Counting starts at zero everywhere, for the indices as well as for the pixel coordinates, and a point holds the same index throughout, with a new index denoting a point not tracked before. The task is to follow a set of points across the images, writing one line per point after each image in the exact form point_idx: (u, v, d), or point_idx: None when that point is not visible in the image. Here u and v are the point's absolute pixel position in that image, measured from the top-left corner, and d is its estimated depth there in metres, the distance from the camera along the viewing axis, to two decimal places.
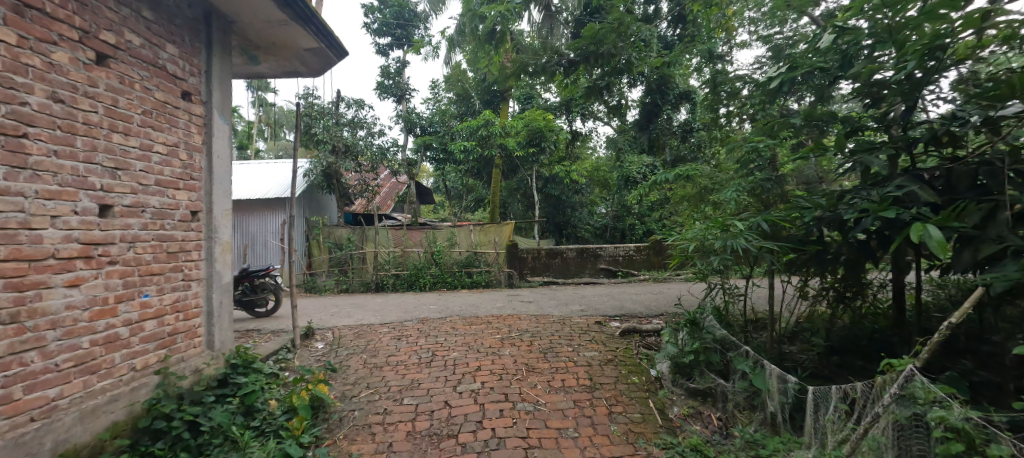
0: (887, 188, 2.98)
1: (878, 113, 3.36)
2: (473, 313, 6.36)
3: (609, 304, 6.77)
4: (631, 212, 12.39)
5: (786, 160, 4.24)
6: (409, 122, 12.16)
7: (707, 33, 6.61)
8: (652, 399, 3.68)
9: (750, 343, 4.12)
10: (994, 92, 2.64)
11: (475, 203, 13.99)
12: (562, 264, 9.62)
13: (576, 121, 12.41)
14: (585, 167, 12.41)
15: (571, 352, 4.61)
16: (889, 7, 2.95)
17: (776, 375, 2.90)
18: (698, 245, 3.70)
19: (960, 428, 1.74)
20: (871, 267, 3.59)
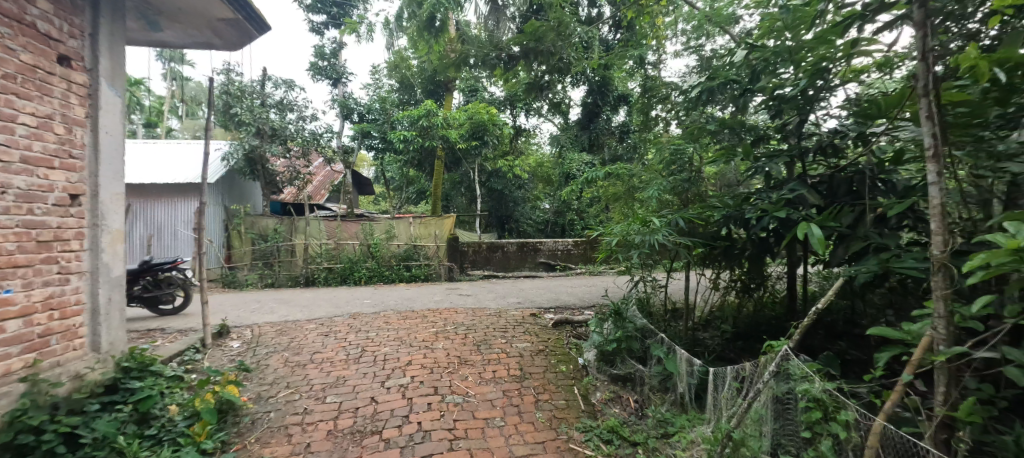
0: (782, 191, 3.30)
1: (777, 124, 3.73)
2: (409, 307, 6.28)
3: (545, 297, 6.95)
4: (570, 208, 12.79)
5: (702, 164, 4.54)
6: (345, 109, 11.63)
7: (642, 40, 6.95)
8: (578, 386, 3.84)
9: (668, 331, 4.42)
10: (866, 111, 3.03)
11: (415, 195, 13.70)
12: (503, 258, 9.69)
13: (516, 118, 12.49)
14: (528, 162, 12.50)
15: (505, 344, 4.69)
16: (789, 29, 3.26)
17: (685, 359, 3.14)
18: (622, 240, 3.89)
19: (820, 398, 2.02)
20: (770, 261, 3.99)
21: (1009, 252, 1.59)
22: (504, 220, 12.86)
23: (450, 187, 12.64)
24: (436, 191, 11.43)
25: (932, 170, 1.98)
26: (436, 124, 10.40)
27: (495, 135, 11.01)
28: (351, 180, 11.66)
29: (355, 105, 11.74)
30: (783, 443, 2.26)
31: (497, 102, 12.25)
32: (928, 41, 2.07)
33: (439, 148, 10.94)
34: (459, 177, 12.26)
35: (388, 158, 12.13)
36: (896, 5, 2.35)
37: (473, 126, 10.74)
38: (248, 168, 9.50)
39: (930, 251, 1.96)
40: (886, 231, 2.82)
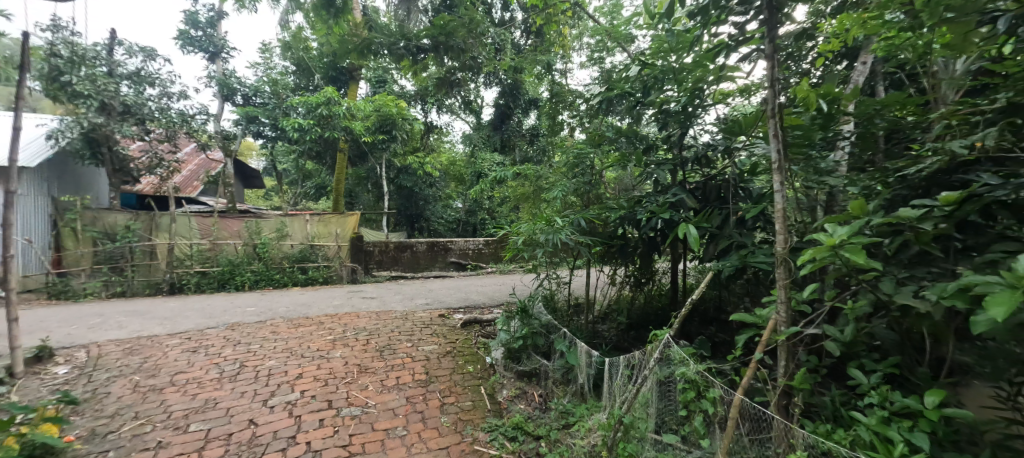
0: (667, 195, 3.65)
1: (663, 135, 4.10)
2: (303, 313, 5.86)
3: (455, 297, 6.92)
4: (481, 208, 12.91)
5: (601, 168, 4.77)
6: (226, 88, 10.38)
7: (550, 47, 7.21)
8: (484, 386, 3.89)
9: (570, 325, 4.66)
10: (731, 127, 3.51)
11: (315, 191, 12.82)
12: (412, 258, 9.44)
13: (426, 115, 12.21)
14: (438, 160, 12.31)
15: (410, 348, 4.59)
16: (674, 51, 3.65)
17: (584, 351, 3.33)
18: (527, 239, 3.99)
19: (694, 379, 2.30)
20: (658, 257, 4.39)
21: (828, 248, 1.96)
22: (413, 219, 12.54)
23: (355, 183, 12.02)
24: (337, 187, 10.60)
25: (776, 180, 2.33)
26: (338, 113, 9.61)
27: (404, 131, 10.65)
28: (231, 171, 10.49)
29: (239, 85, 10.56)
30: (666, 421, 2.52)
31: (406, 96, 11.87)
32: (776, 72, 2.43)
33: (343, 141, 10.24)
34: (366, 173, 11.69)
35: (279, 145, 11.38)
36: (752, 40, 2.72)
37: (379, 119, 10.18)
38: (87, 150, 7.73)
39: (774, 247, 2.31)
40: (744, 232, 3.29)
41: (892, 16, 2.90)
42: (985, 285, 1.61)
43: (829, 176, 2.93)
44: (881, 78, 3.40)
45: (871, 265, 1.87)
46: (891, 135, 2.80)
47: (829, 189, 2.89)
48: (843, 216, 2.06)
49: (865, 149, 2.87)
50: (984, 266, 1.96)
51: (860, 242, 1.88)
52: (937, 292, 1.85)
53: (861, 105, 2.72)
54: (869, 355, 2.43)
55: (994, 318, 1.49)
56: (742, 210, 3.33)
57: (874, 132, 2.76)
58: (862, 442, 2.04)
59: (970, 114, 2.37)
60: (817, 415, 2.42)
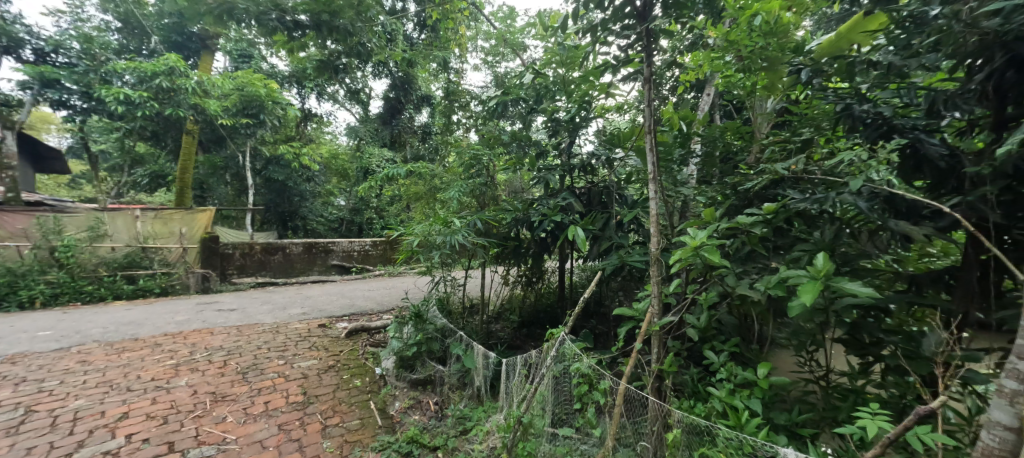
0: (558, 199, 3.79)
1: (553, 143, 4.23)
2: (140, 334, 4.93)
3: (336, 304, 6.43)
4: (368, 207, 12.26)
5: (499, 170, 4.73)
6: (4, 37, 7.62)
7: (443, 44, 7.03)
8: (374, 400, 3.65)
9: (465, 327, 4.60)
10: (610, 140, 3.84)
11: (149, 180, 10.79)
12: (284, 261, 8.55)
13: (304, 102, 11.15)
14: (317, 152, 11.30)
15: (285, 366, 4.16)
16: (564, 65, 3.81)
17: (481, 353, 3.27)
18: (422, 240, 3.81)
19: (587, 373, 2.40)
20: (548, 257, 4.49)
21: (691, 249, 2.21)
22: (286, 217, 11.46)
23: (208, 173, 10.36)
24: (182, 177, 9.18)
25: (652, 189, 2.55)
26: (184, 86, 8.20)
27: (276, 117, 9.48)
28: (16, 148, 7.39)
29: (26, 34, 7.91)
30: (559, 415, 2.60)
31: (277, 77, 10.58)
32: (652, 92, 2.65)
33: (190, 121, 8.86)
34: (224, 161, 10.19)
35: (93, 119, 8.95)
36: (632, 62, 2.92)
37: (242, 99, 8.92)
38: None
39: (649, 248, 2.48)
40: (621, 234, 3.57)
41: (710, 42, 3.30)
42: (796, 277, 2.03)
43: (683, 187, 3.33)
44: (717, 109, 4.01)
45: (723, 264, 2.14)
46: (727, 157, 3.27)
47: (684, 199, 3.30)
48: (700, 220, 2.40)
49: (710, 167, 3.32)
50: (791, 262, 2.40)
51: (715, 243, 2.16)
52: (764, 283, 2.19)
53: (709, 128, 3.17)
54: (717, 338, 2.80)
55: (804, 302, 1.87)
56: (621, 214, 3.63)
57: (714, 152, 3.21)
58: (717, 412, 2.29)
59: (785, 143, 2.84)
60: (682, 392, 2.69)
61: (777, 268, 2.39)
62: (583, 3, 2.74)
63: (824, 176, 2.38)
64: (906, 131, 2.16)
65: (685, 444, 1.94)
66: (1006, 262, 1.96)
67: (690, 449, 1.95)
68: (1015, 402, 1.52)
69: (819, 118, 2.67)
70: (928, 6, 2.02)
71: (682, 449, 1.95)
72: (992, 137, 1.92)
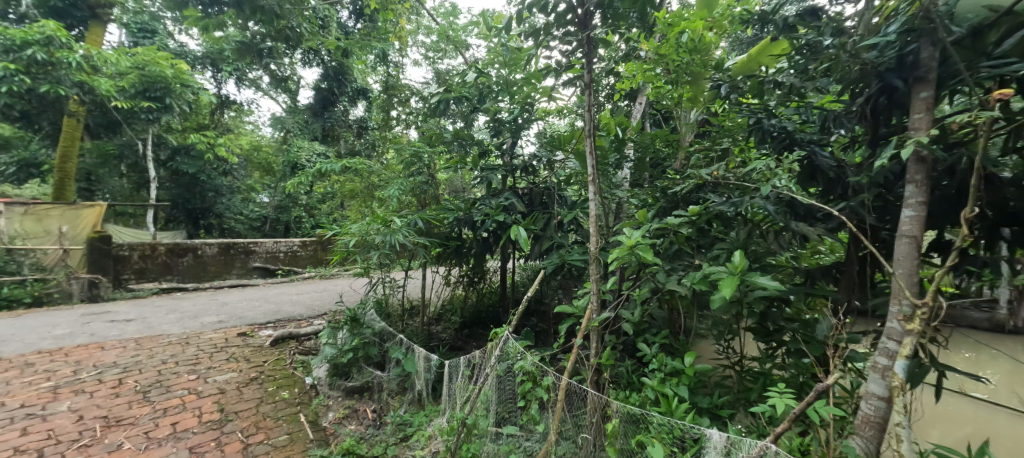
0: (500, 199, 3.88)
1: (496, 143, 4.30)
2: (23, 351, 4.35)
3: (259, 311, 6.04)
4: (296, 204, 11.22)
5: (440, 168, 4.69)
6: None
7: (381, 35, 6.75)
8: (305, 412, 3.54)
9: (405, 329, 4.57)
10: (553, 142, 3.99)
11: (17, 170, 8.25)
12: (194, 264, 7.65)
13: (221, 88, 9.65)
14: (236, 142, 9.94)
15: (197, 381, 3.88)
16: (507, 65, 3.95)
17: (422, 356, 3.29)
18: (359, 240, 3.78)
19: (531, 370, 2.49)
20: (490, 257, 4.53)
21: (627, 248, 2.38)
22: (198, 214, 10.20)
23: (96, 163, 8.58)
24: (60, 167, 7.28)
25: (592, 191, 2.70)
26: (66, 61, 6.26)
27: (185, 103, 7.76)
28: None
29: None
30: (502, 413, 2.68)
31: (188, 57, 8.79)
32: (592, 99, 2.83)
33: (73, 101, 6.91)
34: (119, 148, 8.36)
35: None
36: (572, 68, 3.07)
37: (143, 79, 7.16)
38: None
39: (588, 246, 2.62)
40: (562, 234, 3.74)
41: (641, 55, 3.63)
42: (717, 272, 2.25)
43: (617, 190, 3.55)
44: (648, 117, 4.29)
45: (655, 261, 2.34)
46: (656, 164, 3.57)
47: (619, 200, 3.52)
48: (634, 221, 2.59)
49: (642, 171, 3.58)
50: (712, 259, 2.66)
51: (648, 242, 2.35)
52: (690, 279, 2.41)
53: (641, 134, 3.41)
54: (649, 330, 3.02)
55: (724, 295, 2.09)
56: (560, 215, 3.80)
57: (646, 157, 3.50)
58: (647, 399, 2.48)
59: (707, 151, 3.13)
60: (618, 383, 2.88)
61: (701, 265, 2.65)
62: (527, 6, 2.80)
63: (739, 181, 2.65)
64: (804, 144, 2.54)
65: (623, 432, 2.05)
66: (879, 255, 2.32)
67: (627, 437, 2.07)
68: (885, 376, 1.82)
69: (736, 130, 2.98)
70: (822, 36, 2.38)
71: (620, 438, 2.06)
72: (868, 153, 2.22)
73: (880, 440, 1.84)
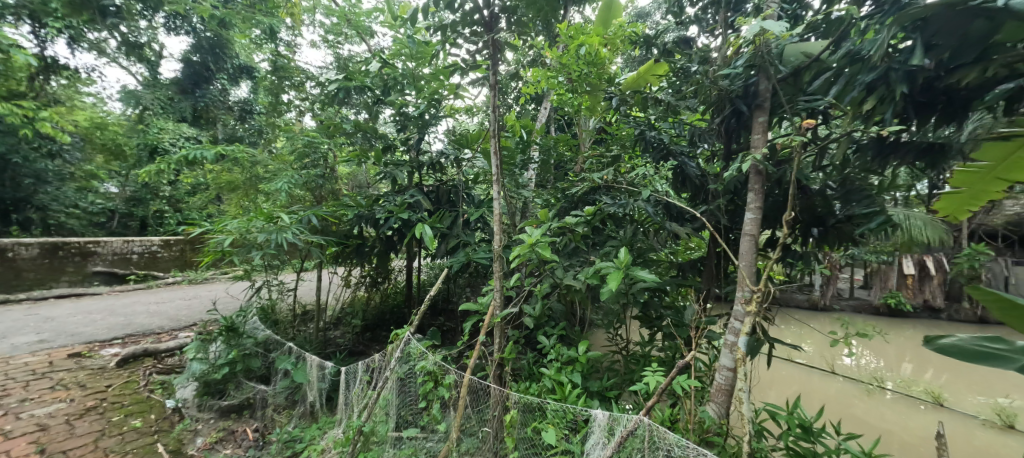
0: (405, 196, 3.81)
1: (401, 137, 4.25)
2: None
3: (100, 326, 4.94)
4: (156, 196, 8.57)
5: (338, 162, 4.38)
6: None
7: (266, 11, 6.01)
8: (164, 441, 3.14)
9: (296, 336, 4.30)
10: (462, 140, 4.01)
11: None
12: (2, 270, 5.91)
13: (43, 51, 5.93)
14: (67, 117, 6.61)
15: (5, 419, 3.15)
16: (414, 58, 3.86)
17: (316, 366, 3.10)
18: (236, 238, 3.43)
19: (433, 370, 2.48)
20: (394, 256, 4.47)
21: (528, 246, 2.54)
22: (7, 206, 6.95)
23: None
24: None
25: (496, 191, 2.84)
26: None
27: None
28: None
29: None
30: (403, 416, 2.66)
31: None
32: (496, 100, 2.94)
33: None
34: None
35: None
36: (479, 68, 3.11)
37: None
38: None
39: (493, 244, 2.74)
40: (468, 232, 3.84)
41: (545, 61, 3.83)
42: (607, 267, 2.49)
43: (523, 190, 3.69)
44: (553, 121, 4.52)
45: (554, 258, 2.53)
46: (558, 166, 3.85)
47: (525, 200, 3.68)
48: (535, 220, 2.76)
49: (546, 172, 3.81)
50: (604, 255, 2.95)
51: (547, 240, 2.53)
52: (584, 274, 2.65)
53: (545, 137, 3.64)
54: (548, 323, 3.21)
55: (611, 288, 2.32)
56: (467, 213, 3.89)
57: (551, 159, 3.73)
58: (545, 388, 2.65)
59: (599, 157, 3.44)
60: (519, 375, 3.04)
61: (593, 261, 2.91)
62: (435, 0, 2.84)
63: (628, 185, 2.95)
64: (677, 155, 2.95)
65: (521, 421, 2.14)
66: (731, 251, 2.78)
67: (524, 426, 2.16)
68: (732, 350, 2.21)
69: (623, 139, 3.30)
70: (691, 62, 2.79)
71: (518, 428, 2.15)
72: (723, 165, 2.64)
73: (729, 404, 2.22)
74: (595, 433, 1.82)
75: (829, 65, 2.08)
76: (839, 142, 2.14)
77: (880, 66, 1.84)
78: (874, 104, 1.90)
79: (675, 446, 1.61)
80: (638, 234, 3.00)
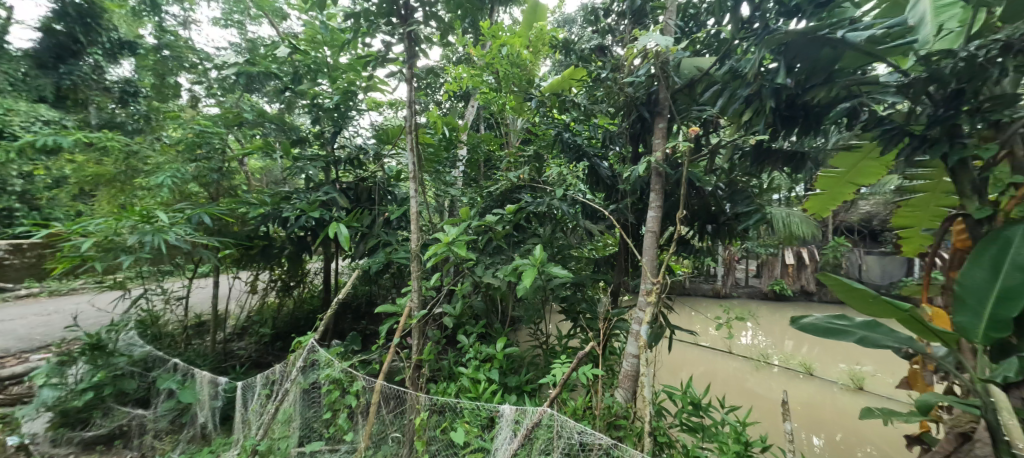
0: (318, 193, 3.64)
1: (315, 130, 4.02)
2: None
3: None
4: None
5: (238, 156, 3.99)
6: None
7: None
8: None
9: (189, 350, 3.93)
10: (386, 135, 3.93)
11: None
12: None
13: None
14: None
15: None
16: (327, 44, 3.66)
17: (208, 382, 2.85)
18: (99, 241, 2.89)
19: (339, 379, 2.40)
20: (308, 258, 4.23)
21: (444, 245, 2.54)
22: None
23: None
24: None
25: (412, 188, 2.81)
26: None
27: None
28: None
29: None
30: (307, 430, 2.55)
31: None
32: (413, 95, 2.91)
33: None
34: None
35: None
36: (396, 61, 3.03)
37: None
38: None
39: (410, 244, 2.72)
40: (389, 231, 3.76)
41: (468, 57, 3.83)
42: (523, 264, 2.57)
43: (450, 188, 3.70)
44: (481, 119, 4.52)
45: (469, 256, 2.57)
46: (488, 163, 3.84)
47: (452, 198, 3.68)
48: (455, 218, 2.76)
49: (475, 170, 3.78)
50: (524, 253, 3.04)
51: (464, 238, 2.56)
52: (502, 271, 2.72)
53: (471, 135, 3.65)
54: (469, 322, 3.24)
55: (525, 285, 2.40)
56: (386, 212, 3.80)
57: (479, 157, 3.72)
58: (462, 387, 2.67)
59: (518, 155, 3.53)
60: (439, 377, 3.04)
61: (513, 259, 2.99)
62: None
63: (547, 184, 3.11)
64: (591, 156, 3.12)
65: (430, 424, 2.16)
66: (638, 247, 2.99)
67: (434, 428, 2.19)
68: (636, 339, 2.40)
69: (543, 139, 3.39)
70: (601, 69, 2.98)
71: (428, 430, 2.16)
72: (630, 166, 2.84)
73: (634, 389, 2.40)
74: (503, 428, 1.89)
75: (716, 78, 2.30)
76: (724, 148, 2.39)
77: (754, 83, 2.07)
78: (749, 115, 2.16)
79: (574, 433, 1.73)
80: (556, 232, 3.16)
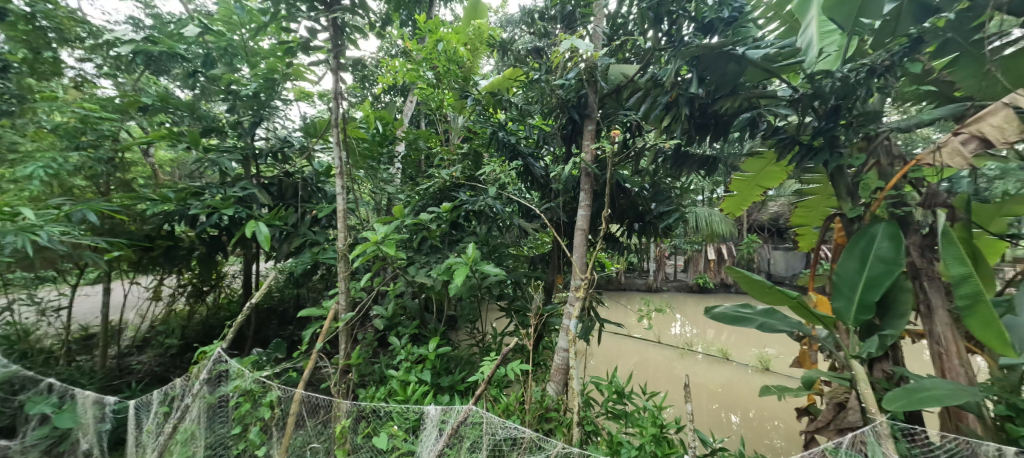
0: (233, 189, 3.40)
1: (231, 120, 3.72)
2: None
3: None
4: None
5: (139, 147, 3.63)
6: None
7: None
8: None
9: (74, 366, 3.51)
10: (314, 127, 3.74)
11: None
12: None
13: None
14: None
15: None
16: (243, 27, 3.41)
17: (93, 401, 2.56)
18: None
19: (251, 389, 2.26)
20: (224, 259, 3.94)
21: (373, 244, 2.46)
22: None
23: None
24: None
25: (338, 185, 2.70)
26: None
27: None
28: None
29: None
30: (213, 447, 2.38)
31: None
32: (340, 88, 2.78)
33: None
34: None
35: None
36: (320, 50, 2.87)
37: None
38: None
39: (337, 243, 2.61)
40: (315, 229, 3.59)
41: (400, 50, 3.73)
42: (454, 263, 2.54)
43: (387, 186, 3.62)
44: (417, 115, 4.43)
45: (399, 256, 2.51)
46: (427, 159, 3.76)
47: (387, 197, 3.59)
48: (386, 217, 2.66)
49: (411, 167, 3.69)
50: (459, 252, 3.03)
51: (394, 237, 2.49)
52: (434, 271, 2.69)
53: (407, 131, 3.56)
54: (402, 323, 3.17)
55: (457, 284, 2.38)
56: (310, 210, 3.63)
57: (416, 153, 3.64)
58: (392, 390, 2.61)
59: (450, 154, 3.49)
60: (368, 381, 2.95)
61: (446, 258, 2.96)
62: None
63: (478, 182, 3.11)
64: (525, 156, 3.16)
65: (351, 429, 2.11)
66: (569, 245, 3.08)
67: (356, 433, 2.14)
68: (566, 333, 2.46)
69: (478, 137, 3.38)
70: (534, 70, 3.03)
71: (350, 436, 2.11)
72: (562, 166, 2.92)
73: (564, 381, 2.47)
74: (428, 429, 1.87)
75: (639, 84, 2.44)
76: (648, 152, 2.51)
77: (671, 92, 2.22)
78: (668, 121, 2.32)
79: (500, 429, 1.75)
80: (492, 231, 3.17)
